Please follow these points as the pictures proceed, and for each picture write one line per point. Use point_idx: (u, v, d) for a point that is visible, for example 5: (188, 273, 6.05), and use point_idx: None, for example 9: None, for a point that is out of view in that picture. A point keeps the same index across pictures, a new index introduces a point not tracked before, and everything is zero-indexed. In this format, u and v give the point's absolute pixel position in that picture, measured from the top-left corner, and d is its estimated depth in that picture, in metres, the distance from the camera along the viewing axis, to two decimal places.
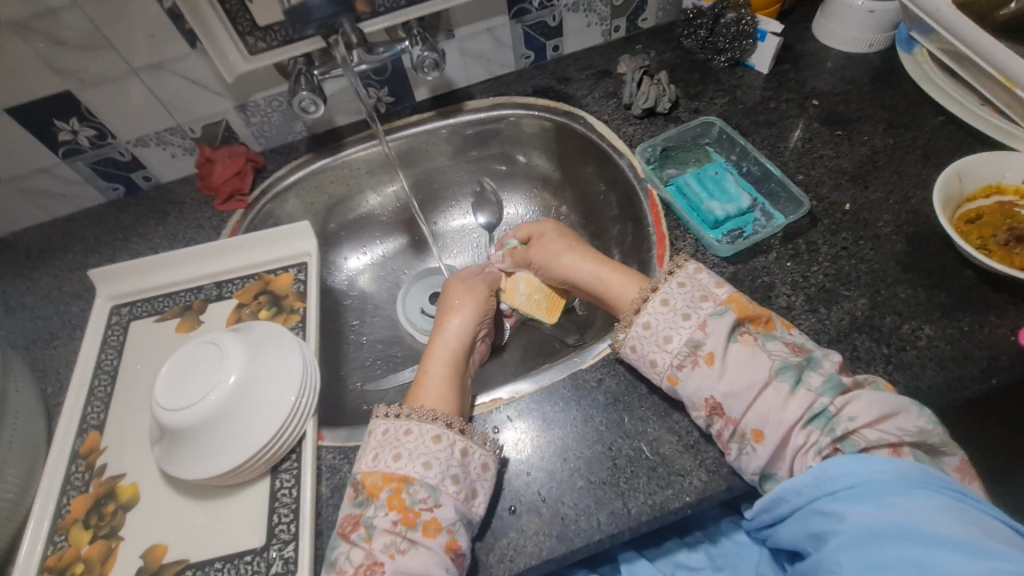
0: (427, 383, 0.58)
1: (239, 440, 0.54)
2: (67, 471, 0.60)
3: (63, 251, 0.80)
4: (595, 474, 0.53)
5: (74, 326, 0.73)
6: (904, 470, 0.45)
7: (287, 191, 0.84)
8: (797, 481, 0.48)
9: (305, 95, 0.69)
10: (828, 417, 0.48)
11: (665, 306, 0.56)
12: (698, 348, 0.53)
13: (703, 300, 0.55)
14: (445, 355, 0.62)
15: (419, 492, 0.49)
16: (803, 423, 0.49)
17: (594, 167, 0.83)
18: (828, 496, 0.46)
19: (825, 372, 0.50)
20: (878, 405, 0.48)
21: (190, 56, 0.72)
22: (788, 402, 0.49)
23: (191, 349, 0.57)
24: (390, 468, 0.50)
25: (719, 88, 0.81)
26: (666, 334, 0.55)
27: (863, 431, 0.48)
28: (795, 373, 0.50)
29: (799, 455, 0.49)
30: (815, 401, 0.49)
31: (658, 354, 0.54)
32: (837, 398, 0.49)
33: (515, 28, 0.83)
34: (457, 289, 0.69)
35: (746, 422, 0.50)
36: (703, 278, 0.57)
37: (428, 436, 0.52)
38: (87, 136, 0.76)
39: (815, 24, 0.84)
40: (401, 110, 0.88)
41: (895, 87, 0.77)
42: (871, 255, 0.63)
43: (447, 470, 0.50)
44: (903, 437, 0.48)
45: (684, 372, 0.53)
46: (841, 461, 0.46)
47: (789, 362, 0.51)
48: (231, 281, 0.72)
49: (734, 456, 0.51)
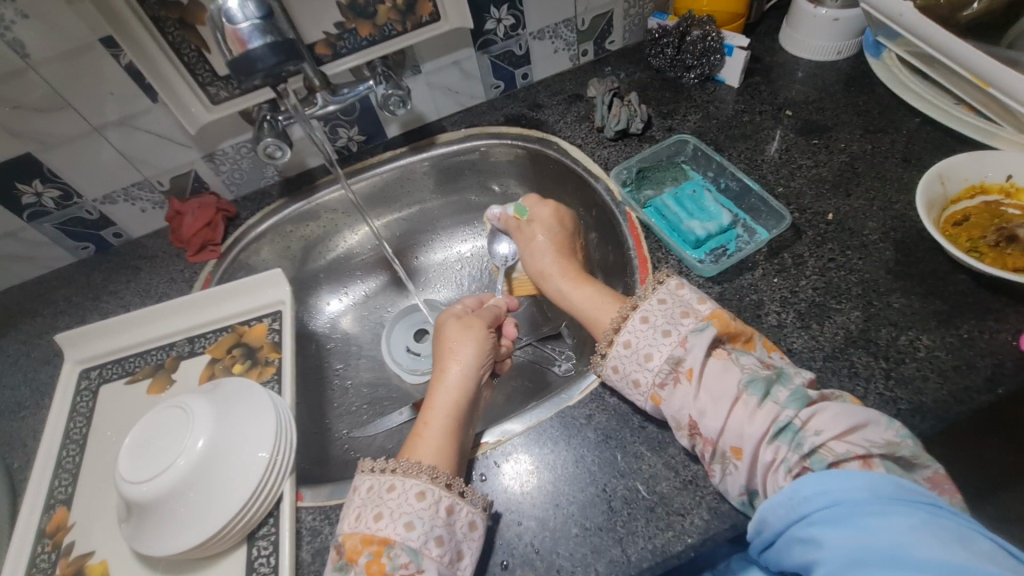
0: (428, 433, 0.54)
1: (210, 510, 0.51)
2: (32, 553, 0.56)
3: (33, 315, 0.78)
4: (590, 520, 0.50)
5: (42, 394, 0.70)
6: (876, 486, 0.40)
7: (260, 238, 0.82)
8: (772, 500, 0.42)
9: (270, 141, 0.69)
10: (795, 431, 0.45)
11: (644, 324, 0.53)
12: (679, 364, 0.50)
13: (684, 317, 0.52)
14: (449, 403, 0.57)
15: (400, 556, 0.45)
16: (770, 439, 0.45)
17: (571, 192, 0.81)
18: (802, 521, 0.41)
19: (792, 387, 0.46)
20: (844, 417, 0.44)
21: (152, 110, 0.71)
22: (754, 415, 0.46)
23: (158, 415, 0.54)
24: (370, 530, 0.47)
25: (692, 105, 0.81)
26: (646, 351, 0.52)
27: (831, 444, 0.44)
28: (763, 386, 0.47)
29: (769, 474, 0.45)
30: (780, 415, 0.45)
31: (639, 373, 0.52)
32: (802, 410, 0.45)
33: (481, 60, 0.83)
34: (451, 330, 0.64)
35: (723, 441, 0.46)
36: (685, 295, 0.54)
37: (411, 492, 0.48)
38: (52, 197, 0.74)
39: (782, 35, 0.84)
40: (374, 148, 0.87)
41: (868, 92, 0.76)
42: (860, 265, 0.61)
43: (430, 531, 0.47)
44: (870, 449, 0.43)
45: (666, 391, 0.50)
46: (810, 480, 0.42)
47: (757, 373, 0.48)
48: (204, 335, 0.70)
49: (719, 478, 0.47)
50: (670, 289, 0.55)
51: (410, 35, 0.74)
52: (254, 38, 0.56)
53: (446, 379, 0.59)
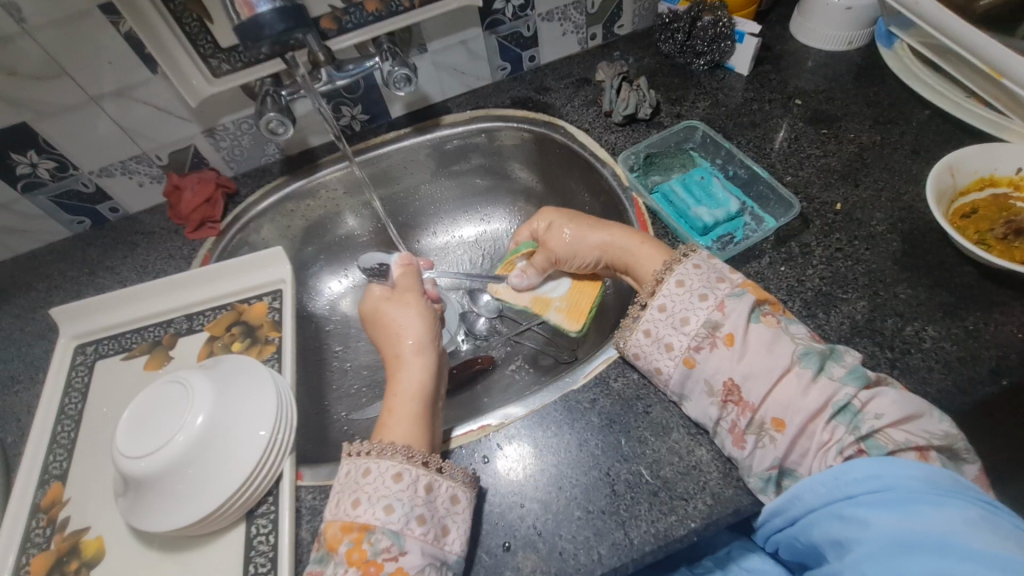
0: (393, 418, 0.55)
1: (210, 486, 0.50)
2: (27, 527, 0.55)
3: (26, 289, 0.76)
4: (593, 503, 0.50)
5: (36, 368, 0.69)
6: (932, 476, 0.41)
7: (260, 216, 0.80)
8: (818, 478, 0.44)
9: (273, 116, 0.67)
10: (853, 413, 0.46)
11: (680, 288, 0.54)
12: (716, 329, 0.51)
13: (720, 282, 0.53)
14: (411, 389, 0.58)
15: (381, 541, 0.46)
16: (828, 417, 0.46)
17: (577, 176, 0.80)
18: (847, 500, 0.43)
19: (848, 364, 0.48)
20: (902, 404, 0.45)
21: (152, 81, 0.69)
22: (808, 389, 0.47)
23: (156, 390, 0.53)
24: (349, 517, 0.47)
25: (701, 92, 0.80)
26: (683, 316, 0.53)
27: (889, 430, 0.45)
28: (819, 360, 0.48)
29: (819, 453, 0.46)
30: (838, 395, 0.46)
31: (674, 336, 0.52)
32: (862, 391, 0.46)
33: (489, 40, 0.82)
34: (389, 311, 0.65)
35: (766, 410, 0.47)
36: (717, 263, 0.55)
37: (387, 474, 0.49)
38: (47, 169, 0.73)
39: (794, 24, 0.83)
40: (377, 128, 0.86)
41: (878, 83, 0.76)
42: (867, 255, 0.61)
43: (410, 512, 0.47)
44: (930, 441, 0.45)
45: (702, 354, 0.51)
46: (863, 463, 0.43)
47: (813, 347, 0.49)
48: (203, 312, 0.69)
49: (748, 451, 0.47)
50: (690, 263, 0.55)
51: (417, 12, 0.73)
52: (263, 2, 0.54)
53: (404, 367, 0.60)
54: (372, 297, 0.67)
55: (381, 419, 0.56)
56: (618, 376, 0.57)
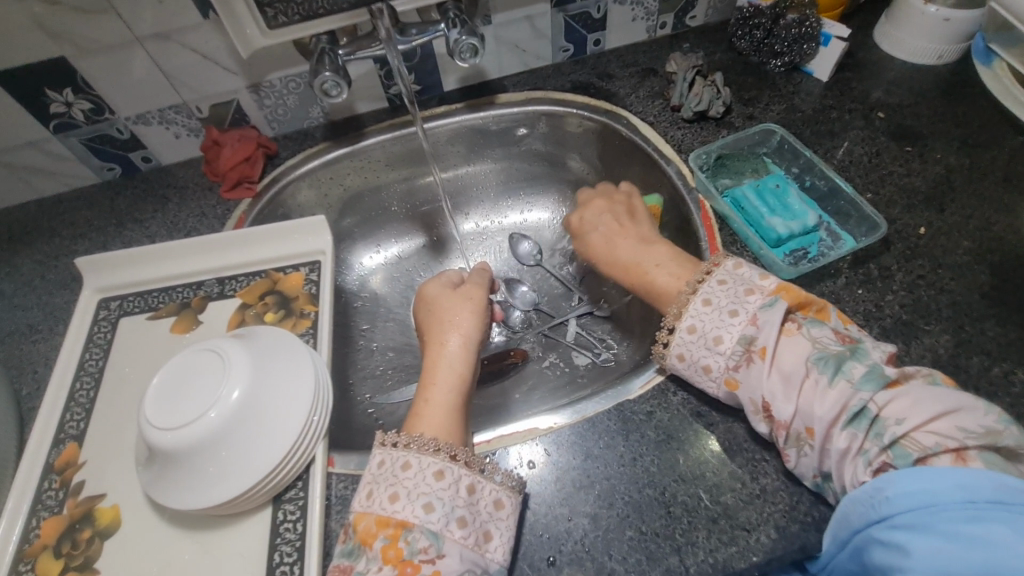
0: (429, 408, 0.51)
1: (240, 466, 0.47)
2: (39, 488, 0.52)
3: (50, 234, 0.73)
4: (645, 524, 0.47)
5: (56, 319, 0.65)
6: (967, 484, 0.36)
7: (299, 181, 0.76)
8: (855, 496, 0.40)
9: (328, 76, 0.63)
10: (870, 419, 0.41)
11: (707, 307, 0.49)
12: (752, 344, 0.47)
13: (749, 294, 0.49)
14: (449, 378, 0.55)
15: (419, 541, 0.42)
16: (840, 425, 0.42)
17: (636, 171, 0.76)
18: (885, 523, 0.38)
19: (869, 363, 0.43)
20: (929, 401, 0.40)
21: (202, 26, 0.65)
22: (824, 395, 0.43)
23: (188, 358, 0.49)
24: (385, 511, 0.44)
25: (776, 94, 0.75)
26: (715, 334, 0.48)
27: (914, 435, 0.40)
28: (835, 363, 0.43)
29: (844, 461, 0.42)
30: (851, 399, 0.42)
31: (709, 358, 0.48)
32: (878, 393, 0.41)
33: (556, 18, 0.77)
34: (446, 301, 0.63)
35: (795, 425, 0.44)
36: (745, 272, 0.51)
37: (429, 471, 0.45)
38: (82, 110, 0.69)
39: (879, 31, 0.78)
40: (428, 100, 0.81)
41: (968, 102, 0.71)
42: (952, 286, 0.57)
43: (451, 512, 0.44)
44: (965, 439, 0.39)
45: (741, 374, 0.47)
46: (897, 475, 0.38)
47: (828, 349, 0.44)
48: (235, 277, 0.65)
49: (794, 461, 0.45)
50: (729, 269, 0.51)
51: None
52: None
53: (447, 355, 0.57)
54: (439, 280, 0.65)
55: (414, 406, 0.52)
56: (677, 390, 0.53)
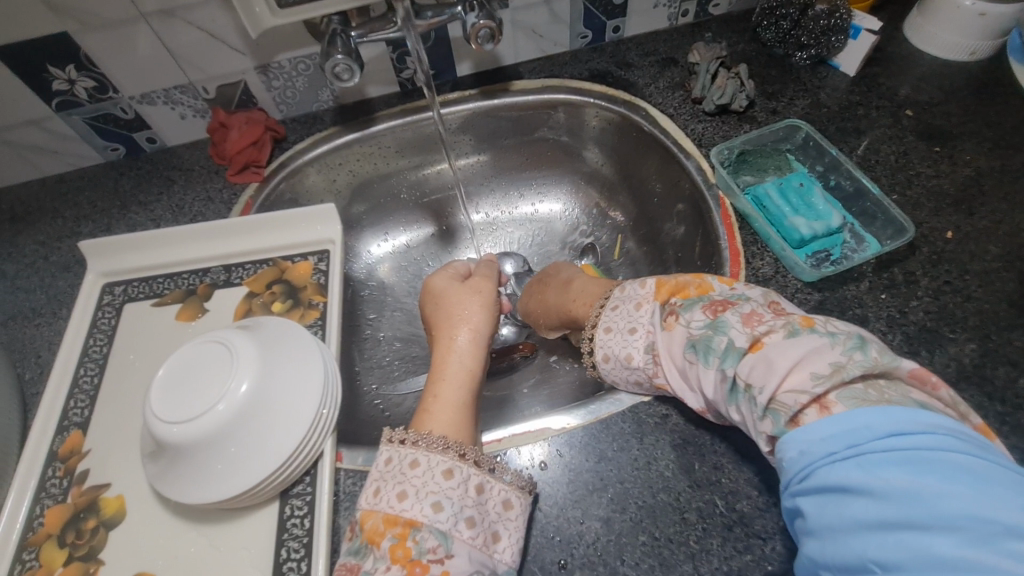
0: (438, 405, 0.50)
1: (246, 461, 0.46)
2: (43, 476, 0.51)
3: (52, 215, 0.71)
4: (659, 530, 0.46)
5: (60, 303, 0.64)
6: (840, 433, 0.32)
7: (307, 166, 0.75)
8: (776, 467, 0.36)
9: (340, 59, 0.61)
10: (744, 392, 0.39)
11: (608, 334, 0.49)
12: (655, 351, 0.46)
13: (639, 308, 0.48)
14: (459, 375, 0.53)
15: (427, 540, 0.41)
16: (724, 401, 0.40)
17: (652, 164, 0.74)
18: (795, 484, 0.34)
19: (732, 335, 0.40)
20: (788, 353, 0.36)
21: (209, 3, 0.63)
22: (705, 383, 0.41)
23: (195, 348, 0.48)
24: (393, 510, 0.42)
25: (801, 88, 0.73)
26: (623, 356, 0.48)
27: (780, 396, 0.36)
28: (701, 348, 0.41)
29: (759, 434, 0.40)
30: (723, 376, 0.40)
31: (630, 348, 0.47)
32: (739, 365, 0.39)
33: (576, 3, 0.74)
34: (455, 295, 0.61)
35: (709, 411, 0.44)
36: (630, 289, 0.50)
37: (437, 470, 0.44)
38: (85, 88, 0.67)
39: (910, 25, 0.75)
40: (441, 85, 0.79)
41: (1001, 102, 0.69)
42: (979, 293, 0.55)
43: (460, 512, 0.42)
44: (817, 387, 0.35)
45: (660, 380, 0.46)
46: (795, 436, 0.34)
47: (694, 337, 0.42)
48: (241, 265, 0.64)
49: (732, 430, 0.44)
50: (619, 293, 0.51)
51: None
52: None
53: (457, 351, 0.55)
54: (445, 274, 0.64)
55: (422, 403, 0.51)
56: None
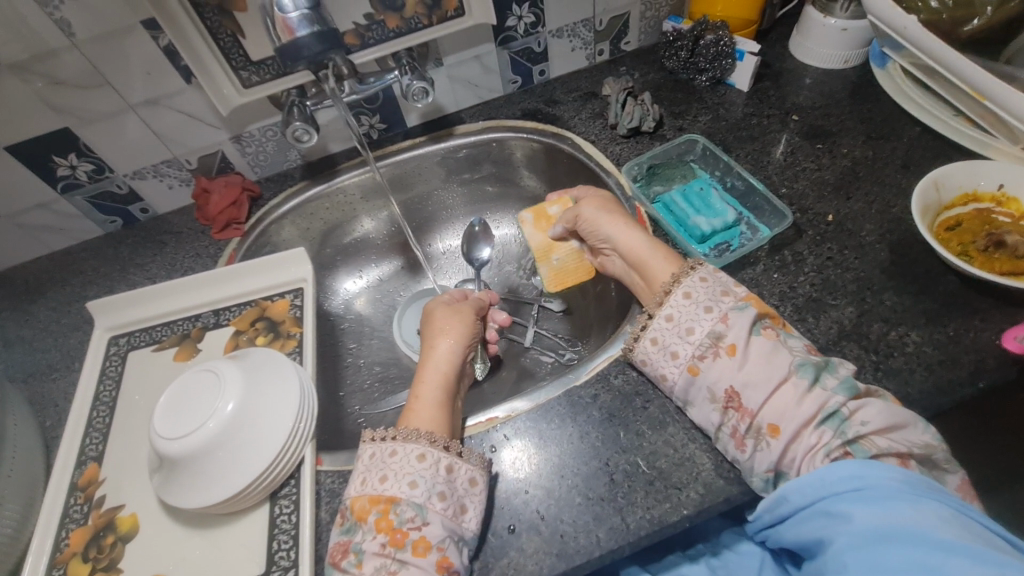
0: (420, 403, 0.57)
1: (237, 467, 0.54)
2: (66, 504, 0.59)
3: (62, 283, 0.81)
4: (593, 490, 0.54)
5: (72, 358, 0.73)
6: (910, 479, 0.45)
7: (282, 218, 0.85)
8: (805, 478, 0.47)
9: (299, 124, 0.72)
10: (841, 419, 0.49)
11: (687, 299, 0.56)
12: (720, 339, 0.53)
13: (724, 295, 0.55)
14: (436, 377, 0.60)
15: (406, 512, 0.49)
16: (816, 422, 0.49)
17: (583, 185, 0.85)
18: (833, 497, 0.46)
19: (840, 376, 0.51)
20: (889, 414, 0.48)
21: (186, 90, 0.74)
22: (803, 398, 0.49)
23: (190, 378, 0.57)
24: (377, 490, 0.50)
25: (703, 106, 0.84)
26: (688, 326, 0.55)
27: (873, 437, 0.48)
28: (814, 371, 0.51)
29: (808, 456, 0.49)
30: (829, 401, 0.49)
31: (679, 345, 0.55)
32: (850, 400, 0.49)
33: (502, 55, 0.86)
34: (441, 313, 0.67)
35: (763, 417, 0.50)
36: (723, 276, 0.57)
37: (412, 455, 0.52)
38: (85, 171, 0.77)
39: (792, 43, 0.87)
40: (394, 136, 0.90)
41: (872, 101, 0.80)
42: (856, 264, 0.64)
43: (433, 488, 0.50)
44: (910, 449, 0.48)
45: (705, 363, 0.53)
46: (847, 465, 0.46)
47: (808, 358, 0.51)
48: (229, 308, 0.73)
49: (748, 454, 0.50)
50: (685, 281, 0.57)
51: (435, 28, 0.77)
52: (303, 27, 0.58)
53: (435, 358, 0.62)
54: (441, 298, 0.70)
55: (407, 403, 0.59)
56: (618, 374, 0.61)
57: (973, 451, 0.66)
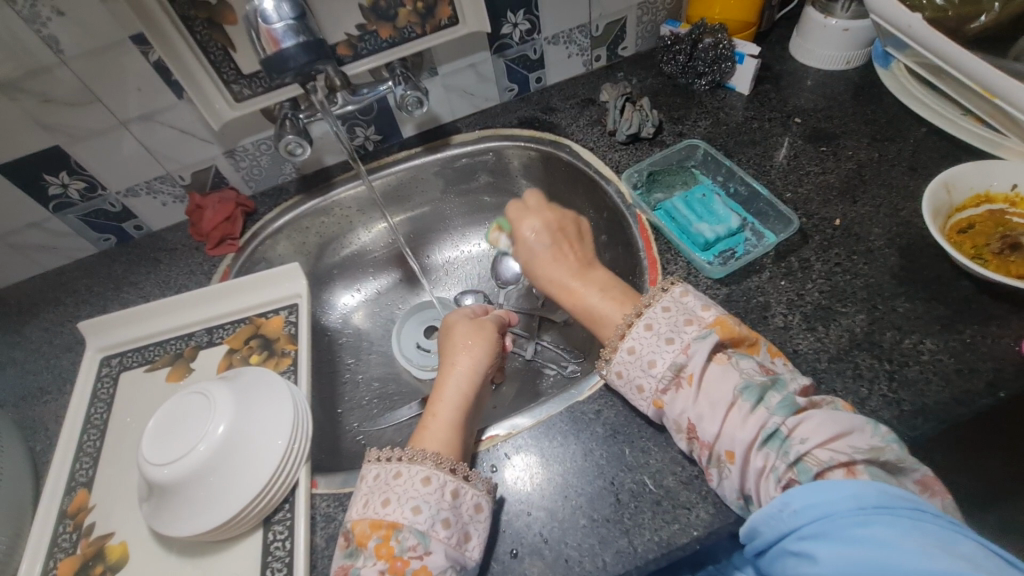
0: (434, 423, 0.55)
1: (229, 493, 0.52)
2: (54, 532, 0.58)
3: (55, 303, 0.80)
4: (598, 512, 0.51)
5: (64, 380, 0.72)
6: (861, 494, 0.39)
7: (277, 233, 0.84)
8: (762, 512, 0.42)
9: (291, 138, 0.71)
10: (782, 439, 0.45)
11: (648, 331, 0.53)
12: (681, 370, 0.50)
13: (688, 324, 0.52)
14: (454, 397, 0.58)
15: (408, 539, 0.47)
16: (757, 445, 0.45)
17: (582, 193, 0.83)
18: (794, 535, 0.41)
19: (784, 393, 0.47)
20: (831, 423, 0.45)
21: (178, 106, 0.73)
22: (747, 419, 0.46)
23: (180, 400, 0.56)
24: (378, 515, 0.48)
25: (703, 111, 0.82)
26: (650, 358, 0.52)
27: (815, 452, 0.44)
28: (758, 393, 0.47)
29: (760, 480, 0.45)
30: (767, 421, 0.46)
31: (642, 377, 0.52)
32: (789, 418, 0.45)
33: (497, 63, 0.85)
34: (465, 328, 0.65)
35: (719, 445, 0.47)
36: (689, 301, 0.54)
37: (417, 478, 0.50)
38: (77, 189, 0.77)
39: (792, 45, 0.85)
40: (389, 147, 0.89)
41: (876, 101, 0.78)
42: (866, 269, 0.62)
43: (436, 514, 0.48)
44: (855, 455, 0.43)
45: (669, 396, 0.50)
46: (799, 493, 0.41)
47: (754, 379, 0.48)
48: (222, 326, 0.72)
49: (716, 481, 0.48)
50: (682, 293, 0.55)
51: (429, 37, 0.76)
52: (289, 38, 0.57)
53: (455, 375, 0.60)
54: (463, 311, 0.69)
55: (421, 421, 0.57)
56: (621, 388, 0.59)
57: (993, 461, 0.63)
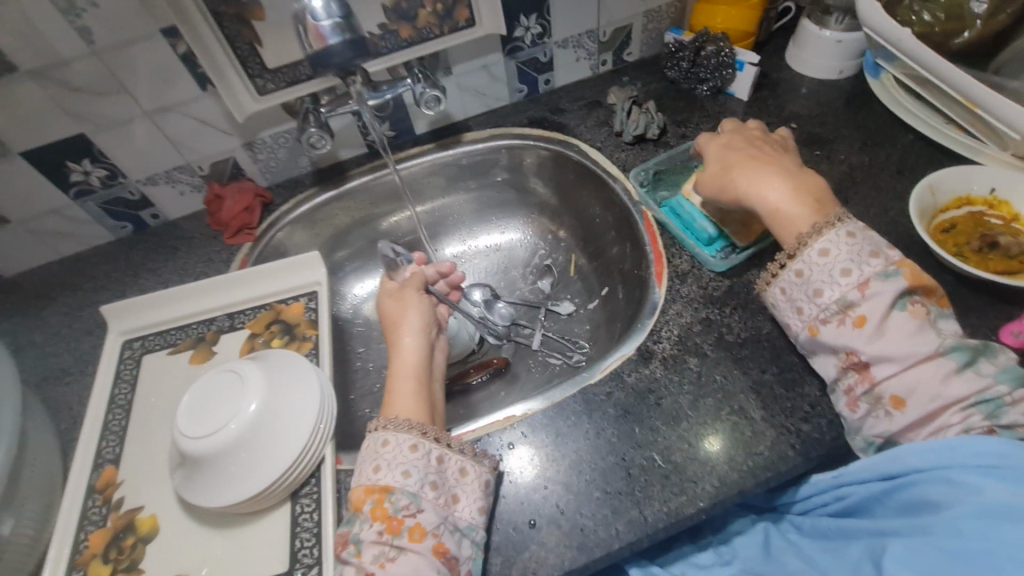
0: (398, 396, 0.57)
1: (260, 467, 0.55)
2: (84, 507, 0.59)
3: (73, 289, 0.81)
4: (611, 485, 0.55)
5: (85, 362, 0.74)
6: None
7: (293, 225, 0.86)
8: (931, 445, 0.48)
9: (314, 131, 0.73)
10: (997, 403, 0.47)
11: (823, 256, 0.54)
12: (850, 308, 0.53)
13: (873, 257, 0.53)
14: (407, 370, 0.60)
15: (401, 500, 0.49)
16: (946, 410, 0.48)
17: (589, 190, 0.87)
18: (957, 467, 0.46)
19: (1002, 363, 0.49)
20: None
21: (202, 98, 0.75)
22: (948, 380, 0.48)
23: (213, 377, 0.58)
24: (371, 480, 0.51)
25: (704, 115, 0.86)
26: (818, 286, 0.55)
27: None
28: (970, 355, 0.49)
29: (935, 432, 0.49)
30: (989, 387, 0.48)
31: (806, 302, 0.56)
32: (1015, 386, 0.48)
33: (509, 65, 0.88)
34: (389, 307, 0.67)
35: (886, 387, 0.50)
36: (875, 236, 0.55)
37: (404, 446, 0.52)
38: (98, 177, 0.78)
39: (789, 54, 0.90)
40: (403, 143, 0.92)
41: (867, 110, 0.83)
42: None
43: (425, 477, 0.51)
44: None
45: (826, 326, 0.54)
46: (996, 445, 0.45)
47: (965, 342, 0.50)
48: (243, 312, 0.74)
49: (861, 415, 0.52)
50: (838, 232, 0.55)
51: (446, 38, 0.80)
52: (335, 35, 0.60)
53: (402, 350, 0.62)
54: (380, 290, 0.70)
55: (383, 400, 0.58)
56: (631, 372, 0.62)
57: None
